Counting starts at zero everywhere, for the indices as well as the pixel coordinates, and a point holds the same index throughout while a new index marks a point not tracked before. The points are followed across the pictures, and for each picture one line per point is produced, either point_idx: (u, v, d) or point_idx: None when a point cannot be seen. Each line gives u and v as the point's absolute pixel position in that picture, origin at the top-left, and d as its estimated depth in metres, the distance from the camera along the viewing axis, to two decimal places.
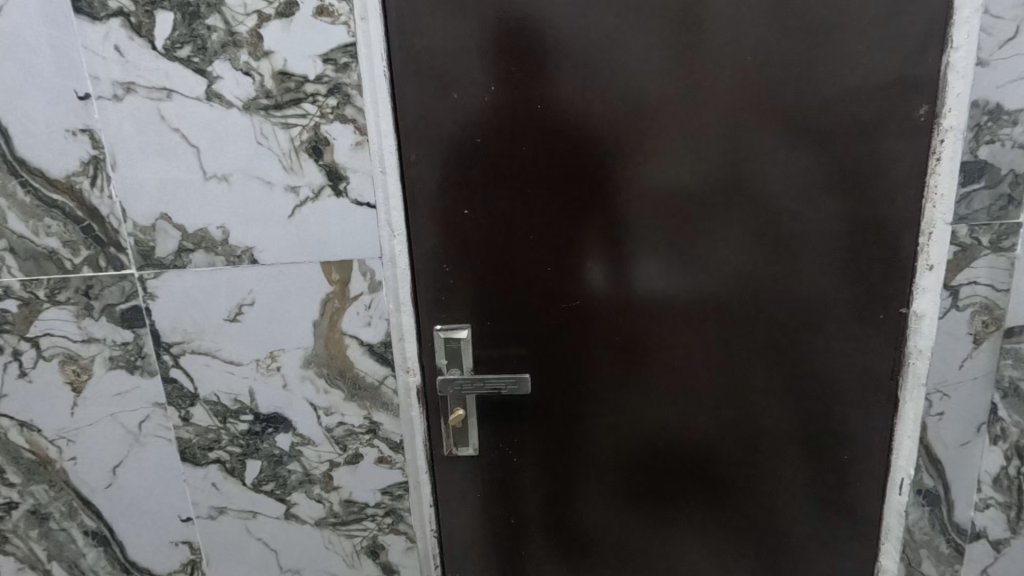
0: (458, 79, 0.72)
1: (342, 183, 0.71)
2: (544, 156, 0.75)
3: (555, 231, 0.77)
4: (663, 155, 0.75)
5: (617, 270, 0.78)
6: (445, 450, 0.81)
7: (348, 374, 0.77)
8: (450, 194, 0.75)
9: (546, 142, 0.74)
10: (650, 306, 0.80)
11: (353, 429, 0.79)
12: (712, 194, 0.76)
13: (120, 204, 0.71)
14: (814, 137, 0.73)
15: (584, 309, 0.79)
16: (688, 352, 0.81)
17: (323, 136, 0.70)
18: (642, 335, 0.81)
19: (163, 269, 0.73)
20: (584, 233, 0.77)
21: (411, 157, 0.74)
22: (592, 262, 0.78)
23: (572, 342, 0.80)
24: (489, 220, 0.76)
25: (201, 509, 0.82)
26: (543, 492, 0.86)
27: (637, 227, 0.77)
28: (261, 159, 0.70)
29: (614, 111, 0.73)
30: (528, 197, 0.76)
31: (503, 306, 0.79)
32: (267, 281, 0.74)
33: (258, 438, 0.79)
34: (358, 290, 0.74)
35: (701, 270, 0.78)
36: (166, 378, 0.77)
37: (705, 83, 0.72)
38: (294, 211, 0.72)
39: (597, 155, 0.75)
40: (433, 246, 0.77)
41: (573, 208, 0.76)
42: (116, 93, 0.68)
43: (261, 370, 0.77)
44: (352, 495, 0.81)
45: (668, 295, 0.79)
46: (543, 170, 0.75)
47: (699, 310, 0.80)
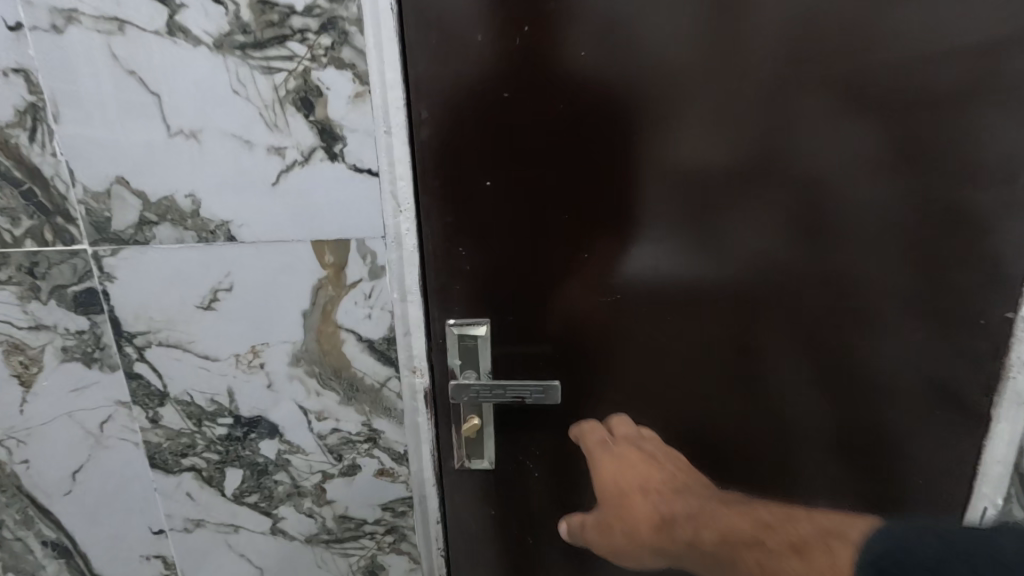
0: (481, 16, 0.58)
1: (338, 145, 0.58)
2: (583, 121, 0.61)
3: (588, 214, 0.64)
4: (729, 123, 0.61)
5: (659, 264, 0.65)
6: (457, 462, 0.70)
7: (344, 374, 0.65)
8: (467, 163, 0.62)
9: (585, 103, 0.60)
10: (699, 307, 0.67)
11: (350, 437, 0.67)
12: (787, 170, 0.62)
13: (66, 164, 0.58)
14: (926, 98, 0.58)
15: (619, 306, 0.67)
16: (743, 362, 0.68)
17: (314, 85, 0.56)
18: (687, 339, 0.68)
19: (122, 245, 0.61)
20: (622, 219, 0.64)
21: (422, 114, 0.60)
22: (631, 253, 0.65)
23: (606, 343, 0.68)
24: (512, 197, 0.63)
25: (175, 521, 0.71)
26: (566, 511, 0.74)
27: (687, 212, 0.64)
28: (238, 112, 0.57)
29: (675, 62, 0.59)
30: (559, 172, 0.62)
31: (528, 298, 0.67)
32: (247, 262, 0.61)
33: (238, 444, 0.68)
34: (356, 276, 0.62)
35: (763, 266, 0.65)
36: (129, 374, 0.65)
37: (794, 24, 0.57)
38: (279, 178, 0.59)
39: (646, 121, 0.61)
40: (447, 224, 0.64)
41: (612, 187, 0.63)
42: (55, 23, 0.54)
43: (241, 367, 0.65)
44: (347, 511, 0.71)
45: (722, 293, 0.66)
46: (579, 138, 0.61)
47: (763, 309, 0.66)
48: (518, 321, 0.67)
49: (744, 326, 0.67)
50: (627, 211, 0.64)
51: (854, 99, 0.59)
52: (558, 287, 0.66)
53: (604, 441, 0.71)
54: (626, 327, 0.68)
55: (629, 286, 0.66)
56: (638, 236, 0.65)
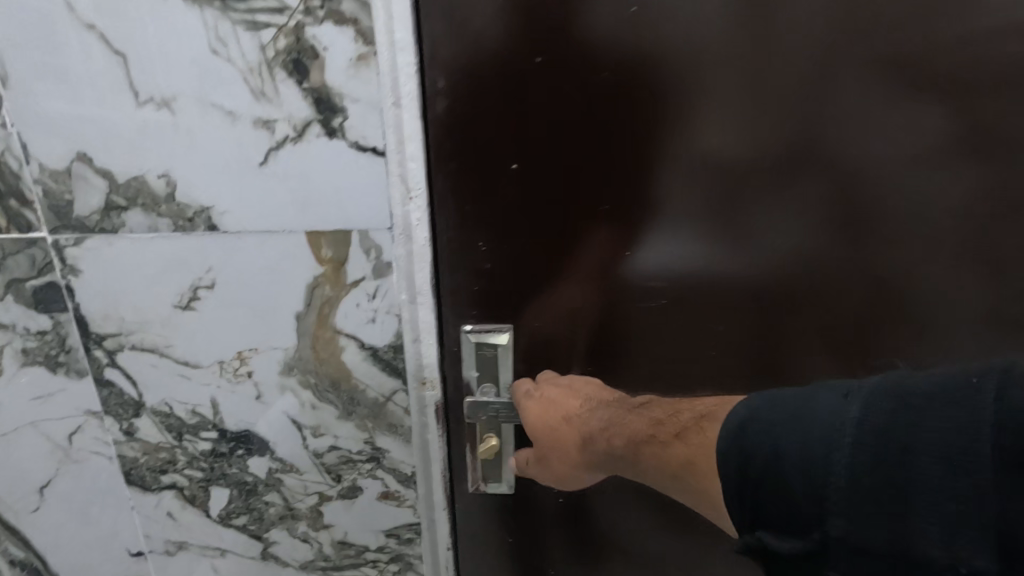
0: None
1: (337, 119, 0.49)
2: (627, 99, 0.50)
3: (626, 213, 0.54)
4: (811, 103, 0.49)
5: (709, 274, 0.55)
6: (472, 485, 0.62)
7: (343, 385, 0.57)
8: (488, 146, 0.52)
9: (632, 77, 0.50)
10: (756, 327, 0.56)
11: (350, 456, 0.59)
12: (882, 166, 0.50)
13: (19, 138, 0.49)
14: None
15: (659, 321, 0.57)
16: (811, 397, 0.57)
17: (308, 44, 0.47)
18: (740, 364, 0.57)
19: (87, 235, 0.52)
20: (667, 219, 0.54)
21: (439, 84, 0.51)
22: (675, 260, 0.55)
23: (644, 362, 0.58)
24: (539, 188, 0.53)
25: (155, 543, 0.64)
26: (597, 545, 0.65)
27: (749, 214, 0.53)
28: (218, 76, 0.48)
29: (749, 20, 0.48)
30: (594, 161, 0.52)
31: (559, 304, 0.57)
32: (231, 256, 0.53)
33: (224, 460, 0.60)
34: (358, 274, 0.53)
35: (840, 281, 0.53)
36: (99, 380, 0.57)
37: None
38: (268, 157, 0.50)
39: (708, 99, 0.50)
40: (465, 214, 0.54)
41: (658, 181, 0.53)
42: None
43: (226, 376, 0.57)
44: (347, 536, 0.63)
45: (786, 313, 0.55)
46: (620, 120, 0.51)
47: (848, 327, 0.54)
48: (542, 332, 0.58)
49: (821, 347, 0.55)
50: (674, 211, 0.53)
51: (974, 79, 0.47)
52: (589, 294, 0.57)
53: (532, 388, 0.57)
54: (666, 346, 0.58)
55: (671, 298, 0.56)
56: (685, 240, 0.54)
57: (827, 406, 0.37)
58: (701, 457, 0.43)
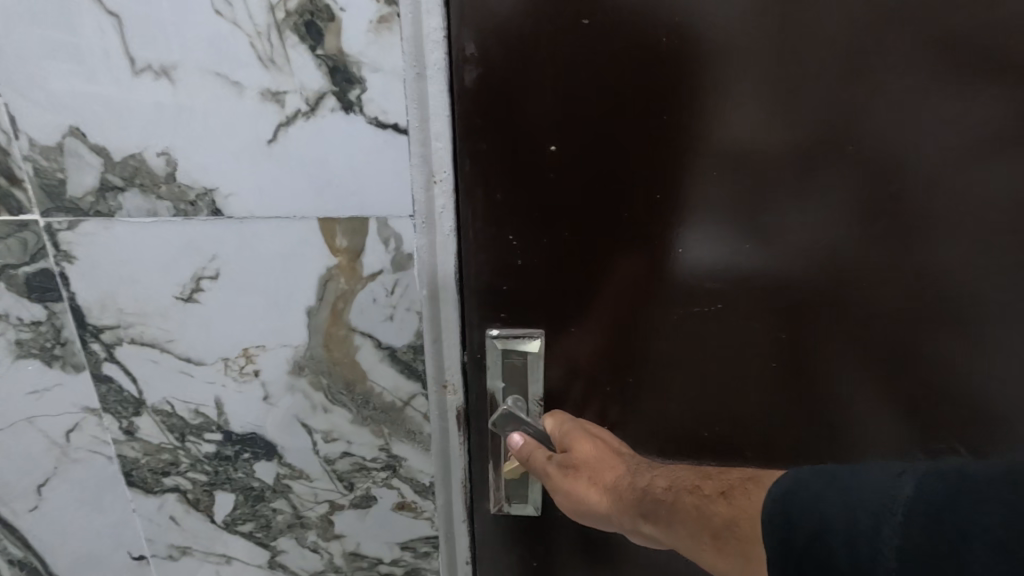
0: None
1: (354, 91, 0.43)
2: (682, 73, 0.44)
3: (671, 205, 0.48)
4: (896, 81, 0.43)
5: (762, 276, 0.49)
6: (493, 505, 0.57)
7: (358, 387, 0.52)
8: (520, 124, 0.46)
9: (689, 47, 0.43)
10: (813, 334, 0.50)
11: (364, 463, 0.55)
12: (968, 156, 0.44)
13: (6, 109, 0.45)
14: None
15: (702, 327, 0.51)
16: (871, 412, 0.51)
17: (323, 4, 0.41)
18: (792, 375, 0.51)
19: (81, 218, 0.47)
20: (717, 213, 0.47)
21: (467, 51, 0.45)
22: (723, 260, 0.49)
23: (685, 370, 0.52)
24: (577, 174, 0.47)
25: (158, 548, 0.60)
26: (629, 566, 0.59)
27: (811, 209, 0.46)
28: (223, 41, 0.42)
29: None
30: (639, 144, 0.46)
31: (598, 305, 0.51)
32: (237, 243, 0.48)
33: (230, 464, 0.56)
34: (376, 266, 0.48)
35: (911, 285, 0.47)
36: (97, 376, 0.53)
37: None
38: (277, 134, 0.45)
39: (773, 78, 0.44)
40: (495, 203, 0.48)
41: (710, 169, 0.46)
42: None
43: (231, 375, 0.52)
44: (359, 548, 0.58)
45: (849, 320, 0.49)
46: (672, 97, 0.45)
47: (925, 334, 0.48)
48: (574, 335, 0.52)
49: (893, 357, 0.49)
50: (726, 204, 0.47)
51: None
52: (627, 293, 0.50)
53: (570, 425, 0.51)
54: (710, 354, 0.52)
55: (718, 302, 0.50)
56: (736, 237, 0.48)
57: (880, 477, 0.33)
58: (745, 519, 0.36)
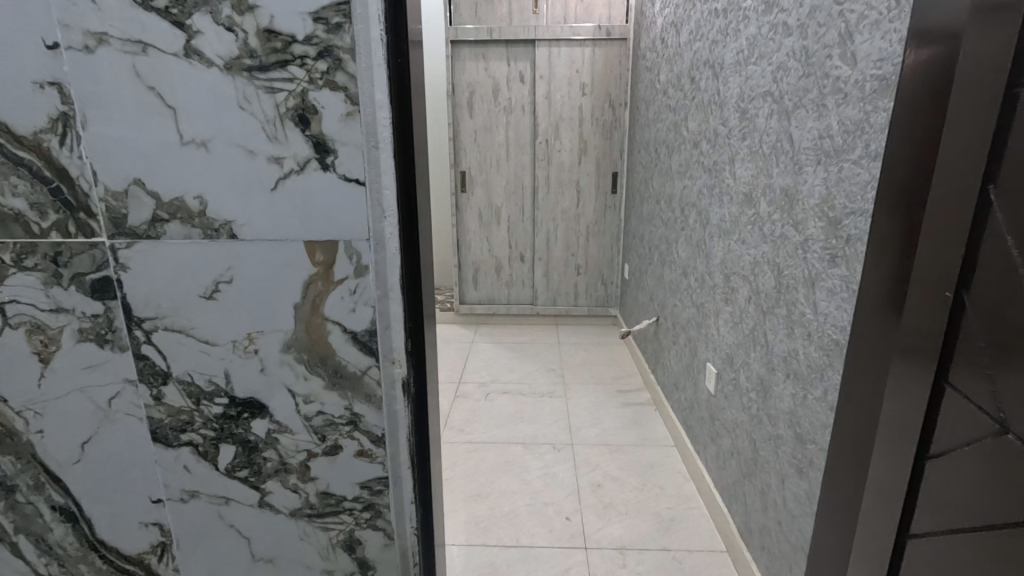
0: (981, 54, 0.63)
1: (330, 157, 0.65)
2: (889, 274, 0.84)
3: (868, 359, 0.90)
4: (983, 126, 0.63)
5: (879, 438, 0.83)
6: None
7: (329, 361, 0.72)
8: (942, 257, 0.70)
9: (891, 249, 0.84)
10: (920, 502, 0.74)
11: (333, 419, 0.75)
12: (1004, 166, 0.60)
13: (90, 166, 0.65)
14: (996, 89, 0.61)
15: (860, 450, 0.92)
16: (869, 497, 0.85)
17: (311, 104, 0.63)
18: (848, 448, 0.96)
19: (137, 240, 0.68)
20: (891, 401, 0.80)
21: (955, 163, 0.67)
22: (873, 404, 0.88)
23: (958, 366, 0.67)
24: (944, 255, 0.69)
25: (172, 492, 0.79)
26: (894, 465, 0.79)
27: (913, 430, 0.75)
28: (243, 126, 0.64)
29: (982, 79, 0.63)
30: (868, 295, 0.90)
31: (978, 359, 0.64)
32: (247, 257, 0.68)
33: (232, 422, 0.75)
34: (344, 273, 0.69)
35: (865, 391, 0.91)
36: (137, 355, 0.73)
37: (923, 82, 0.76)
38: (278, 184, 0.66)
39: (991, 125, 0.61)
40: (931, 311, 0.71)
41: (880, 349, 0.86)
42: (87, 44, 0.61)
43: (238, 352, 0.72)
44: (329, 487, 0.78)
45: (860, 415, 0.92)
46: (876, 280, 0.87)
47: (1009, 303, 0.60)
48: None
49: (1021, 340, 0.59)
50: (885, 368, 0.84)
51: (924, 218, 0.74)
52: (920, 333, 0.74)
53: (837, 461, 1.00)
54: (840, 440, 0.99)
55: (861, 439, 0.92)
56: (878, 389, 0.86)
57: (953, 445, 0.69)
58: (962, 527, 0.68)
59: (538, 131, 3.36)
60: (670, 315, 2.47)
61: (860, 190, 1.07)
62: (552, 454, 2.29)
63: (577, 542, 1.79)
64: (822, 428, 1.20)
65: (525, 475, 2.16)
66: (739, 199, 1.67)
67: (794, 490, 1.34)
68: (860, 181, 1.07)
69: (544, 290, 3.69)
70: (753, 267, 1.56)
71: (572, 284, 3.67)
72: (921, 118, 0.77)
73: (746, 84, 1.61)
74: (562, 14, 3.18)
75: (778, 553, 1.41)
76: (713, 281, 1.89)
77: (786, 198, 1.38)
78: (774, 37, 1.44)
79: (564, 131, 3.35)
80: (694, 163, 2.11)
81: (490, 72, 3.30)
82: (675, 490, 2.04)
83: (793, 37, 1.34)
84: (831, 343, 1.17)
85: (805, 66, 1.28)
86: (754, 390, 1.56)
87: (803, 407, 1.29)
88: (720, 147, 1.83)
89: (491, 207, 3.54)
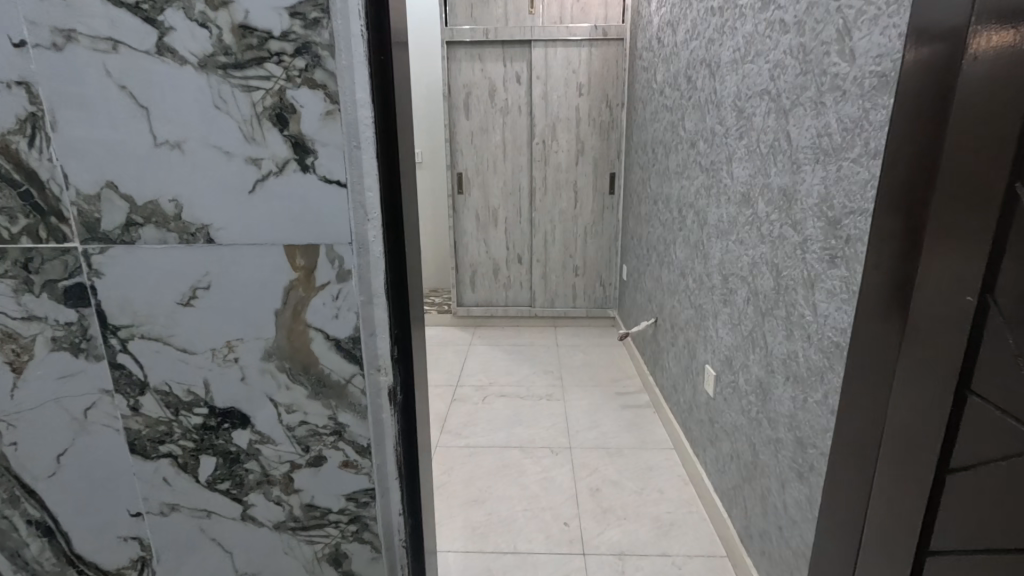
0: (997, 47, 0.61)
1: (310, 158, 0.63)
2: (889, 276, 0.82)
3: (869, 363, 0.88)
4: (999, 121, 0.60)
5: (886, 445, 0.80)
6: None
7: (312, 369, 0.70)
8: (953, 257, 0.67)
9: (891, 250, 0.82)
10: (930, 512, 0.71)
11: (316, 429, 0.72)
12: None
13: (61, 169, 0.63)
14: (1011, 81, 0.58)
15: (863, 456, 0.90)
16: (876, 506, 0.83)
17: (289, 103, 0.61)
18: (850, 454, 0.94)
19: (110, 245, 0.66)
20: (898, 407, 0.77)
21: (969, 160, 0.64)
22: (876, 409, 0.85)
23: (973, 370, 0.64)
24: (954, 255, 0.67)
25: (152, 505, 0.76)
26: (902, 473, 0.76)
27: (922, 439, 0.72)
28: (218, 126, 0.62)
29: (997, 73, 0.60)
30: (868, 297, 0.88)
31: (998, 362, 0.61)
32: (224, 263, 0.66)
33: (213, 433, 0.73)
34: (326, 279, 0.67)
35: (867, 395, 0.89)
36: (113, 364, 0.70)
37: (922, 82, 0.75)
38: (256, 186, 0.63)
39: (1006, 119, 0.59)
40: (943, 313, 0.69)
41: (882, 352, 0.84)
42: (55, 41, 0.59)
43: (217, 360, 0.70)
44: (314, 500, 0.75)
45: (862, 420, 0.90)
46: (877, 283, 0.85)
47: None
48: None
49: None
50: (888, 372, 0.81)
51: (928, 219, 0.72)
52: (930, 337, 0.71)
53: (839, 466, 0.98)
54: (842, 445, 0.96)
55: (863, 444, 0.90)
56: (880, 393, 0.84)
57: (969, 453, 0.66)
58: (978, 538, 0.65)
59: (535, 131, 3.34)
60: (668, 316, 2.44)
61: (860, 189, 1.04)
62: (550, 458, 2.26)
63: (576, 548, 1.76)
64: (822, 432, 1.17)
65: (522, 479, 2.13)
66: (737, 199, 1.64)
67: (795, 495, 1.31)
68: (860, 180, 1.04)
69: (542, 292, 3.67)
70: (752, 268, 1.54)
71: (570, 285, 3.64)
72: (920, 116, 0.75)
73: (743, 83, 1.59)
74: (558, 14, 3.16)
75: (779, 559, 1.39)
76: (712, 282, 1.87)
77: (784, 198, 1.36)
78: (771, 34, 1.42)
79: (561, 132, 3.33)
80: (691, 162, 2.09)
81: (486, 73, 3.28)
82: (675, 494, 2.02)
83: (790, 35, 1.31)
84: (831, 345, 1.15)
85: (802, 64, 1.26)
86: (754, 393, 1.54)
87: (803, 410, 1.26)
88: (717, 146, 1.81)
89: (488, 209, 3.52)
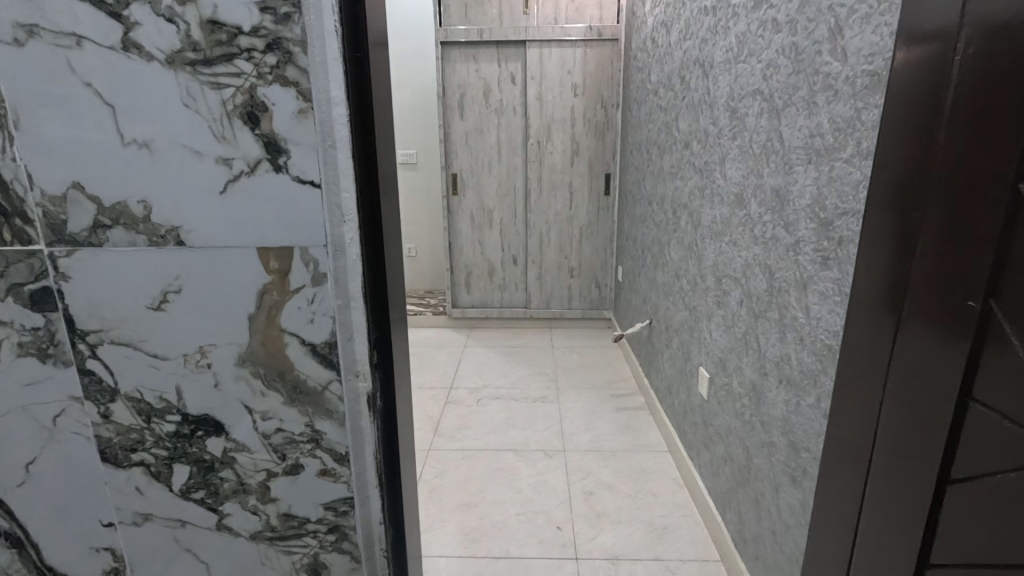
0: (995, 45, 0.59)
1: (282, 158, 0.61)
2: (881, 278, 0.80)
3: (862, 366, 0.86)
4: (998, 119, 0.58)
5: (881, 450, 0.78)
6: None
7: (287, 375, 0.68)
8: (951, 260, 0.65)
9: (882, 252, 0.80)
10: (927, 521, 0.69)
11: (293, 437, 0.70)
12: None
13: (25, 169, 0.61)
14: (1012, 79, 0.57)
15: (855, 461, 0.88)
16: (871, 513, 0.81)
17: (260, 100, 0.59)
18: (843, 458, 0.92)
19: (77, 247, 0.63)
20: (896, 412, 0.75)
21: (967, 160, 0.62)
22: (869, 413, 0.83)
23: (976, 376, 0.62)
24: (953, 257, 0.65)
25: (125, 514, 0.74)
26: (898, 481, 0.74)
27: (920, 446, 0.70)
28: (187, 124, 0.60)
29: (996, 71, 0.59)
30: (860, 300, 0.86)
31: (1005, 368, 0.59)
32: (196, 266, 0.64)
33: (186, 441, 0.71)
34: (300, 282, 0.65)
35: (859, 399, 0.87)
36: (82, 370, 0.68)
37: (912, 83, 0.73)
38: (227, 187, 0.61)
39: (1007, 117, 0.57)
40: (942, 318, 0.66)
41: (875, 355, 0.82)
42: (17, 37, 0.57)
43: (189, 366, 0.68)
44: (291, 509, 0.73)
45: (855, 424, 0.88)
46: (869, 285, 0.83)
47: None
48: None
49: None
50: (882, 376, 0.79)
51: (922, 221, 0.70)
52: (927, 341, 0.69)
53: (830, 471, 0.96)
54: (834, 450, 0.95)
55: (855, 449, 0.88)
56: (873, 397, 0.82)
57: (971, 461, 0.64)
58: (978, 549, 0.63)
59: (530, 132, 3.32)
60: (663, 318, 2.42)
61: (852, 190, 1.03)
62: (544, 461, 2.24)
63: (568, 552, 1.75)
64: (815, 436, 1.16)
65: (516, 482, 2.11)
66: (730, 200, 1.63)
67: (788, 499, 1.29)
68: (852, 180, 1.03)
69: (537, 294, 3.65)
70: (745, 269, 1.52)
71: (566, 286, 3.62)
72: (911, 115, 0.73)
73: (736, 82, 1.58)
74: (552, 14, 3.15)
75: (772, 564, 1.37)
76: (705, 284, 1.85)
77: (777, 199, 1.34)
78: (764, 34, 1.40)
79: (555, 132, 3.31)
80: (685, 163, 2.07)
81: (481, 73, 3.26)
82: (669, 497, 2.00)
83: (782, 34, 1.30)
84: (824, 348, 1.13)
85: (795, 63, 1.24)
86: (747, 395, 1.52)
87: (796, 414, 1.25)
88: (711, 147, 1.79)
89: (482, 210, 3.50)
